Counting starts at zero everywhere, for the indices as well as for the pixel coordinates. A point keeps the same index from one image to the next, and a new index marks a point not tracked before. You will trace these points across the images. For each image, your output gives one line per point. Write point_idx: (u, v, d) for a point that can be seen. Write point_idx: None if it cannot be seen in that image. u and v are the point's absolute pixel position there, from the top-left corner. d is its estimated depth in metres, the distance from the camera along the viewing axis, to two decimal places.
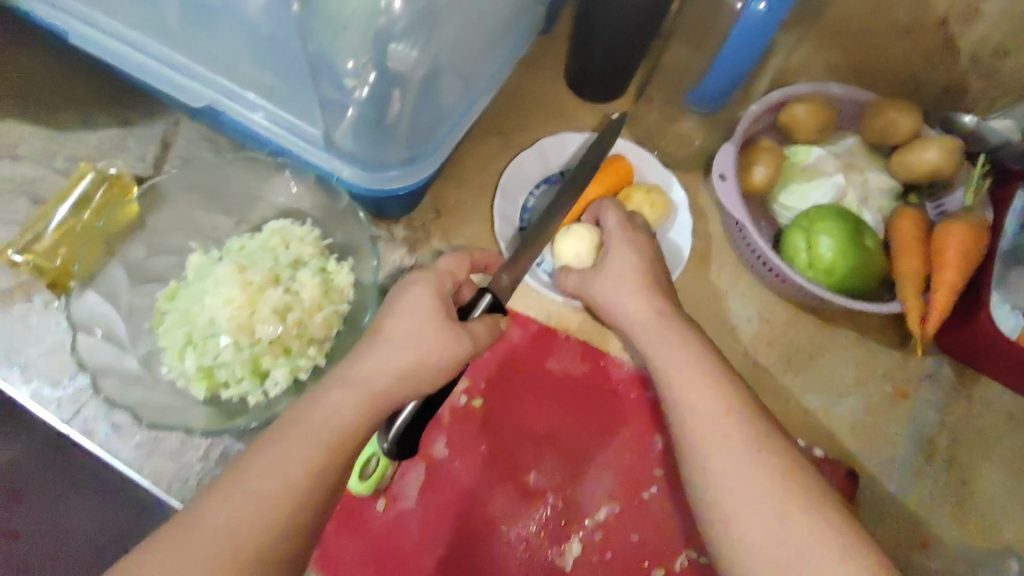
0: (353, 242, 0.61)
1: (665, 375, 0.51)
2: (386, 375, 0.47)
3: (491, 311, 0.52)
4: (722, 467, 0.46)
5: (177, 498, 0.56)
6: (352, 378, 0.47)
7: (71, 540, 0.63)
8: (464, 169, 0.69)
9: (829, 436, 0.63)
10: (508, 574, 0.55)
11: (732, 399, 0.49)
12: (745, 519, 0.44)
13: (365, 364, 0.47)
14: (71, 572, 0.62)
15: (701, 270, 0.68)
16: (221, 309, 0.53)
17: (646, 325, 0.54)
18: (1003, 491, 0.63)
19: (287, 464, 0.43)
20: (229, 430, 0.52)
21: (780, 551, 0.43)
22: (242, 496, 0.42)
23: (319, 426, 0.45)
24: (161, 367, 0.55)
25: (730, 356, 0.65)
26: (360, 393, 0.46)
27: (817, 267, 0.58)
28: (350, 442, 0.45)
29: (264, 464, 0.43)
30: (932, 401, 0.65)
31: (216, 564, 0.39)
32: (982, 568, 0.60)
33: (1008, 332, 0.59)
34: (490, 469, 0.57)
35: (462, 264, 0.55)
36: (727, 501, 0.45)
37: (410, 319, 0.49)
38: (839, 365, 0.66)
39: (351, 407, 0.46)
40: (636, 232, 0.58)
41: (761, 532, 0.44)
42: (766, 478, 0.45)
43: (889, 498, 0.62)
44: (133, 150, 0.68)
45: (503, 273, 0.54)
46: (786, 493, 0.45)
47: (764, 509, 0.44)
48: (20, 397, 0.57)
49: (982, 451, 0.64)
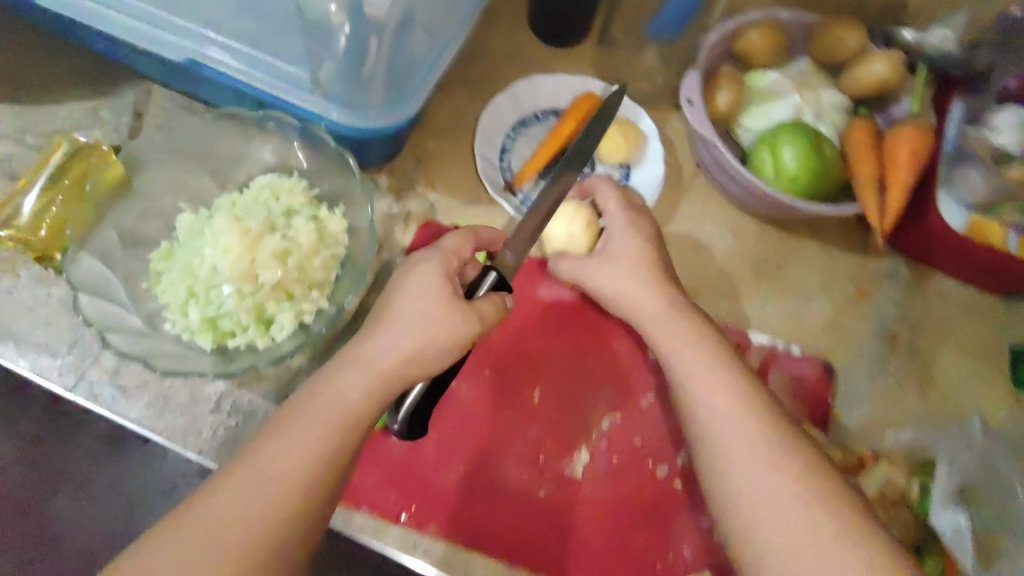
0: (342, 188, 0.63)
1: (677, 360, 0.54)
2: (394, 352, 0.48)
3: (496, 288, 0.54)
4: (730, 428, 0.49)
5: (193, 451, 0.56)
6: (362, 357, 0.49)
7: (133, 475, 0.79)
8: (441, 118, 0.71)
9: (804, 337, 0.67)
10: (523, 487, 0.57)
11: (753, 402, 0.50)
12: (767, 516, 0.45)
13: (374, 350, 0.49)
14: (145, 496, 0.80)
15: (675, 196, 0.71)
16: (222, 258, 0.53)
17: (649, 304, 0.56)
18: (962, 372, 0.68)
19: (306, 440, 0.45)
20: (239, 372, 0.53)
21: (804, 543, 0.43)
22: (258, 480, 0.43)
23: (334, 407, 0.46)
24: (164, 324, 0.56)
25: (709, 273, 0.69)
26: (370, 367, 0.48)
27: (783, 177, 0.62)
28: (363, 412, 0.47)
29: (280, 440, 0.45)
30: (894, 297, 0.70)
31: (234, 549, 0.40)
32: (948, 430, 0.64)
33: (956, 227, 0.65)
34: (496, 391, 0.61)
35: (467, 243, 0.56)
36: (750, 497, 0.46)
37: (420, 294, 0.51)
38: (808, 273, 0.70)
39: (362, 385, 0.47)
40: (636, 214, 0.61)
41: (783, 527, 0.44)
42: (787, 476, 0.46)
43: (864, 386, 0.66)
44: (107, 120, 0.67)
45: (508, 251, 0.56)
46: (808, 492, 0.45)
47: (786, 505, 0.45)
48: (21, 369, 0.57)
49: (940, 338, 0.69)
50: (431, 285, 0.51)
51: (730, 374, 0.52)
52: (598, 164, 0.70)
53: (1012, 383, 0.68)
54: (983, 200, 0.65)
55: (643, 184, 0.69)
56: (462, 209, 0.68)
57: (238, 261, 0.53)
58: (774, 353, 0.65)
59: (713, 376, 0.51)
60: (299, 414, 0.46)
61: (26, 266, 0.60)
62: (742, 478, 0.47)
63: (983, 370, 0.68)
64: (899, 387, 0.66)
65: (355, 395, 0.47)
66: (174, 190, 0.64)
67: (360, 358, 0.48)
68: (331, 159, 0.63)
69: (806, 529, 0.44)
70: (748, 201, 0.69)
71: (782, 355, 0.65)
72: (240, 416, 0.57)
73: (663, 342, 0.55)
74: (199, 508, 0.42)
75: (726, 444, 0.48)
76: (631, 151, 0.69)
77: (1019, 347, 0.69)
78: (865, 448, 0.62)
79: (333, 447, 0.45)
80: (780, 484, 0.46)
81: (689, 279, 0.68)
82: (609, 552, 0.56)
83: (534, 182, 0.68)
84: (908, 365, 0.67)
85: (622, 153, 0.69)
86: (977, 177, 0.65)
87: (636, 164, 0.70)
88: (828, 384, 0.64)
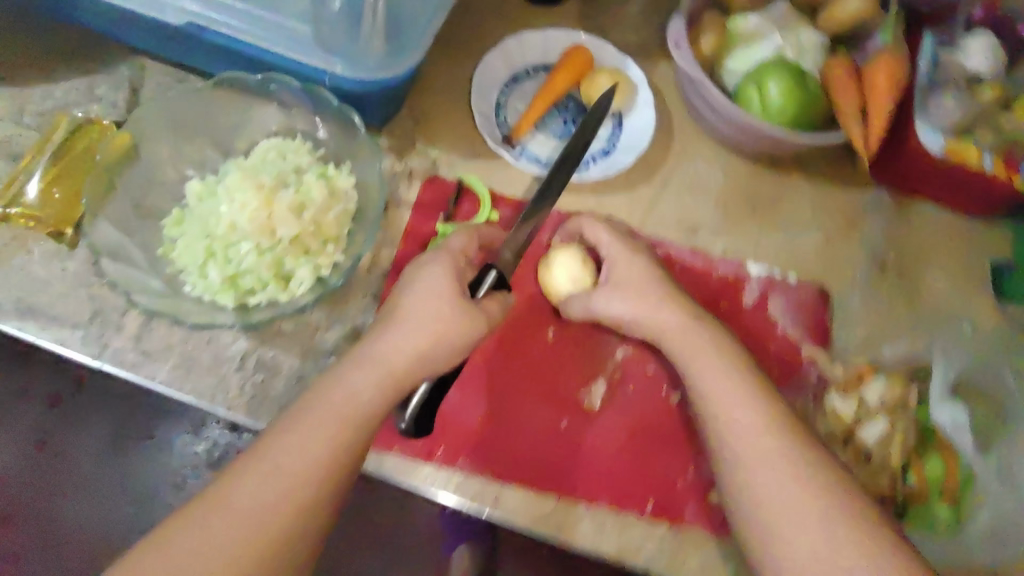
0: (347, 147, 0.64)
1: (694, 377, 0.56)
2: (407, 348, 0.51)
3: (497, 285, 0.57)
4: (742, 439, 0.51)
5: (223, 408, 0.58)
6: (376, 350, 0.51)
7: None
8: (435, 77, 0.72)
9: (799, 265, 0.70)
10: (546, 418, 0.63)
11: (757, 404, 0.53)
12: (773, 489, 0.49)
13: (388, 344, 0.51)
14: None
15: (667, 140, 0.73)
16: (240, 213, 0.56)
17: (648, 312, 0.60)
18: (949, 289, 0.70)
19: (325, 422, 0.47)
20: (266, 323, 0.55)
21: (803, 511, 0.47)
22: (270, 471, 0.45)
23: (351, 391, 0.49)
24: (184, 287, 0.57)
25: (703, 210, 0.71)
26: (382, 359, 0.50)
27: (770, 109, 0.65)
28: (380, 399, 0.49)
29: (298, 420, 0.47)
30: (880, 224, 0.72)
31: (249, 543, 0.43)
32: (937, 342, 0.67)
33: (933, 151, 0.67)
34: (512, 336, 0.65)
35: (471, 240, 0.58)
36: (756, 483, 0.49)
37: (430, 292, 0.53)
38: (799, 206, 0.72)
39: (378, 374, 0.50)
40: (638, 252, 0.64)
41: (786, 492, 0.48)
42: (787, 456, 0.50)
43: (857, 308, 0.68)
44: (103, 97, 0.66)
45: (504, 249, 0.59)
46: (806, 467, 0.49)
47: (788, 474, 0.49)
48: (43, 342, 0.58)
49: (925, 258, 0.71)
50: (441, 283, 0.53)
51: (733, 364, 0.56)
52: (591, 115, 0.72)
53: (995, 297, 0.70)
54: (958, 124, 0.66)
55: (637, 129, 0.70)
56: (463, 163, 0.69)
57: (257, 214, 0.55)
58: (771, 282, 0.68)
59: (719, 371, 0.55)
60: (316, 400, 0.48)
61: (37, 243, 0.60)
62: (740, 449, 0.51)
63: (967, 285, 0.71)
64: (891, 308, 0.69)
65: (370, 383, 0.49)
66: (177, 158, 0.64)
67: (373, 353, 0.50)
68: (335, 120, 0.64)
69: (802, 494, 0.48)
70: (738, 141, 0.72)
71: (779, 285, 0.68)
72: (266, 372, 0.59)
73: (670, 339, 0.59)
74: (218, 503, 0.44)
75: (743, 456, 0.51)
76: (623, 99, 0.71)
77: (1000, 262, 0.72)
78: (863, 364, 0.66)
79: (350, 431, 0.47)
80: (786, 481, 0.49)
81: (685, 217, 0.70)
82: (625, 472, 0.61)
83: (531, 135, 0.70)
84: (897, 286, 0.70)
85: (613, 103, 0.70)
86: (950, 103, 0.66)
87: (629, 111, 0.71)
88: (822, 309, 0.68)
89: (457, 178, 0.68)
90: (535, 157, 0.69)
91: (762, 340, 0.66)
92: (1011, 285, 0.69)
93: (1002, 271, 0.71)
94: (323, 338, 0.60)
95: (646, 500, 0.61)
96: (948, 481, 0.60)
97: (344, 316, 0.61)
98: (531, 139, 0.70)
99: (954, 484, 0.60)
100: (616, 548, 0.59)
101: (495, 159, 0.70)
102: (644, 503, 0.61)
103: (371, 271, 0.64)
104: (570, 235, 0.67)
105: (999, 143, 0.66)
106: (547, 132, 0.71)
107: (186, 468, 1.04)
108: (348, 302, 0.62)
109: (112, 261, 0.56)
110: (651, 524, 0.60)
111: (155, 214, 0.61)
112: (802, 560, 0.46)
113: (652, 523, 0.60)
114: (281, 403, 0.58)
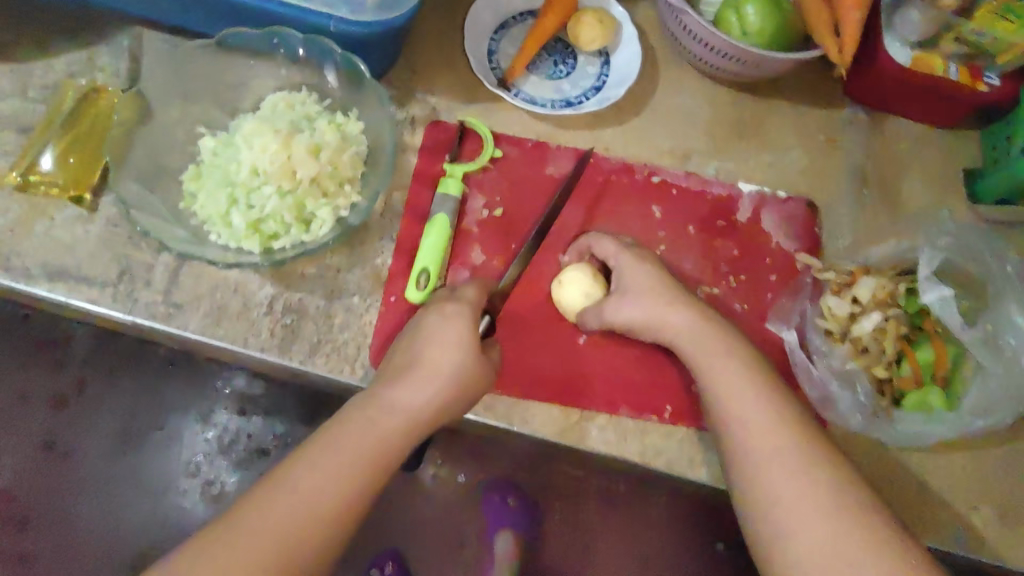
0: (353, 97, 0.67)
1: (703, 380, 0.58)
2: (425, 392, 0.54)
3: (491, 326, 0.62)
4: (750, 433, 0.54)
5: (257, 349, 0.61)
6: (392, 397, 0.54)
7: (173, 454, 0.84)
8: (427, 28, 0.73)
9: (787, 181, 0.73)
10: (560, 334, 0.66)
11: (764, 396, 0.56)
12: (779, 481, 0.51)
13: (408, 390, 0.54)
14: (175, 475, 0.84)
15: (654, 72, 0.75)
16: (261, 156, 0.59)
17: (659, 315, 0.61)
18: (926, 195, 0.74)
19: (342, 455, 0.50)
20: (293, 258, 0.58)
21: (804, 501, 0.50)
22: (293, 497, 0.47)
23: (366, 429, 0.51)
24: (210, 236, 0.61)
25: (693, 138, 0.74)
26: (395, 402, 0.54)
27: (750, 32, 0.68)
28: (402, 436, 0.53)
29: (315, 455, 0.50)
30: (859, 140, 0.75)
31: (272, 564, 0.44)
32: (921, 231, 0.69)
33: (903, 63, 0.70)
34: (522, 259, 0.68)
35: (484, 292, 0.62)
36: (763, 473, 0.52)
37: (440, 342, 0.56)
38: (782, 126, 0.75)
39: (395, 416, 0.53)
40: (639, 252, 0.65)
41: (792, 485, 0.51)
42: (794, 449, 0.52)
43: (843, 219, 0.72)
44: (105, 66, 0.67)
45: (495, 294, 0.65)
46: (809, 455, 0.52)
47: (793, 466, 0.52)
48: (74, 302, 0.61)
49: (903, 167, 0.75)
50: (449, 331, 0.57)
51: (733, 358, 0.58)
52: (580, 55, 0.74)
53: (968, 201, 0.74)
54: (925, 37, 0.70)
55: (624, 65, 0.73)
56: (463, 107, 0.72)
57: (277, 158, 0.59)
58: (762, 198, 0.72)
59: (729, 376, 0.57)
60: (330, 436, 0.51)
61: (58, 209, 0.63)
62: (749, 448, 0.54)
63: (943, 189, 0.74)
64: (874, 214, 0.73)
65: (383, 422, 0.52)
66: (184, 119, 0.66)
67: (385, 399, 0.54)
68: (340, 72, 0.66)
69: (805, 483, 0.51)
70: (725, 73, 0.74)
71: (770, 199, 0.72)
72: (293, 314, 0.63)
73: (681, 339, 0.60)
74: (243, 524, 0.46)
75: (752, 446, 0.54)
76: (607, 36, 0.72)
77: (971, 169, 0.75)
78: (854, 266, 0.69)
79: (363, 461, 0.50)
80: (795, 471, 0.51)
81: (678, 144, 0.73)
82: (642, 382, 0.65)
83: (524, 78, 0.73)
84: (880, 195, 0.73)
85: (599, 44, 0.72)
86: (915, 15, 0.68)
87: (615, 49, 0.74)
88: (812, 219, 0.72)
89: (457, 122, 0.70)
90: (529, 98, 0.72)
91: (757, 251, 0.70)
92: (983, 188, 0.73)
93: (973, 176, 0.74)
94: (345, 280, 0.64)
95: (663, 406, 0.65)
96: (939, 366, 0.65)
97: (363, 257, 0.65)
98: (523, 82, 0.73)
99: (944, 368, 0.65)
100: (637, 451, 0.63)
101: (492, 101, 0.72)
102: (662, 408, 0.65)
103: (385, 215, 0.67)
104: (578, 253, 0.67)
105: (965, 52, 0.70)
106: (539, 74, 0.73)
107: (198, 458, 0.85)
108: (365, 244, 0.65)
109: (140, 212, 0.59)
110: (669, 426, 0.64)
111: (173, 173, 0.64)
112: (810, 548, 0.48)
113: (671, 426, 0.64)
114: (311, 341, 0.62)
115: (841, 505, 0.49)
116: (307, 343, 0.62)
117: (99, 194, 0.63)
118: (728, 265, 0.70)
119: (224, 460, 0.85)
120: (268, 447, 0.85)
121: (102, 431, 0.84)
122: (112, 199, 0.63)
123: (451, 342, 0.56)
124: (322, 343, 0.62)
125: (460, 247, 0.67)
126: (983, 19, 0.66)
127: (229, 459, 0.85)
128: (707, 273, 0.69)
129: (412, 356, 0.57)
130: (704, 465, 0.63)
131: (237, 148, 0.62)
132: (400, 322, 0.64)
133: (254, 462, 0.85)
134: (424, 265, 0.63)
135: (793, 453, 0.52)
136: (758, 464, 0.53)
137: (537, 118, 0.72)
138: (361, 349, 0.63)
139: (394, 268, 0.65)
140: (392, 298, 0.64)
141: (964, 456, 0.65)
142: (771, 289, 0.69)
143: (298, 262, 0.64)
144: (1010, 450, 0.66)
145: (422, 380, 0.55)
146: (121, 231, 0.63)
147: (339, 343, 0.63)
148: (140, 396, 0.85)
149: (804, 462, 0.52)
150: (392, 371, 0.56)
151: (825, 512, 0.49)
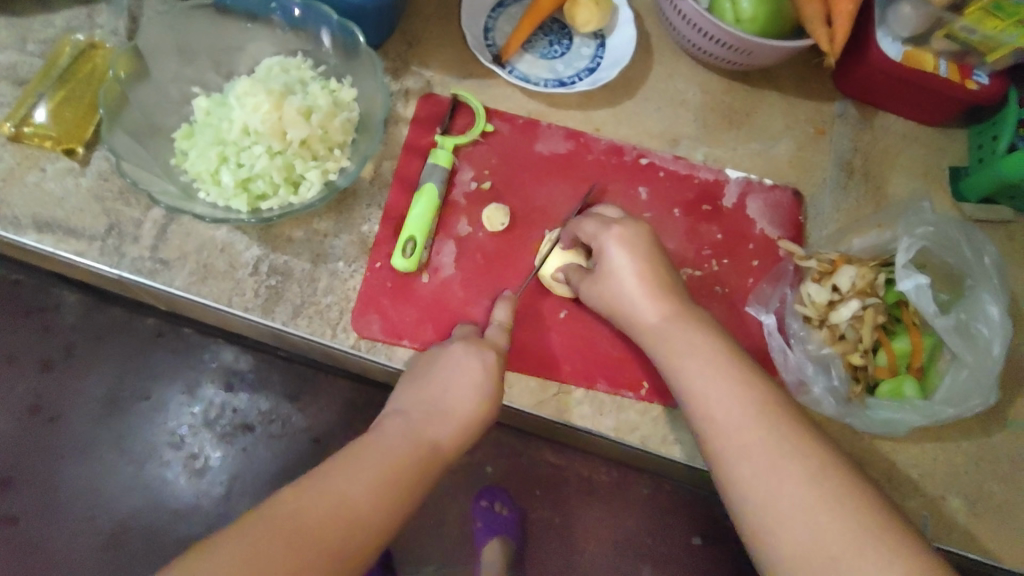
0: (347, 64, 0.68)
1: (681, 369, 0.55)
2: (422, 401, 0.56)
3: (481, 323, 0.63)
4: (730, 416, 0.52)
5: (240, 308, 0.62)
6: (421, 425, 0.54)
7: (153, 425, 0.92)
8: (425, 3, 0.74)
9: (775, 171, 0.74)
10: (543, 311, 0.66)
11: (746, 377, 0.54)
12: (761, 474, 0.50)
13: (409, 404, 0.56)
14: (154, 444, 0.92)
15: (646, 59, 0.76)
16: (252, 116, 0.60)
17: (636, 295, 0.59)
18: (909, 190, 0.74)
19: (379, 477, 0.49)
20: (278, 216, 0.59)
21: (771, 492, 0.49)
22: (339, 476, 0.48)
23: (376, 470, 0.49)
24: (199, 193, 0.62)
25: (682, 123, 0.75)
26: (398, 450, 0.51)
27: (744, 19, 0.69)
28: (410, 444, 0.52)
29: (307, 504, 0.46)
30: (847, 133, 0.76)
31: (329, 520, 0.46)
32: (903, 213, 0.69)
33: (893, 58, 0.71)
34: (506, 234, 0.68)
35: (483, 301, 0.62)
36: (744, 460, 0.51)
37: (451, 394, 0.56)
38: (771, 116, 0.76)
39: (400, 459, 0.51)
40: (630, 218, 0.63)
41: (766, 480, 0.49)
42: (770, 437, 0.51)
43: (827, 208, 0.73)
44: (104, 24, 0.68)
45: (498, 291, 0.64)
46: (783, 442, 0.50)
47: (776, 460, 0.50)
48: (62, 252, 0.62)
49: (887, 163, 0.75)
50: (471, 371, 0.57)
51: (703, 327, 0.57)
52: (575, 36, 0.75)
53: (953, 197, 0.75)
54: (916, 33, 0.71)
55: (618, 49, 0.74)
56: (457, 82, 0.72)
57: (268, 118, 0.60)
58: (748, 184, 0.72)
59: (704, 357, 0.55)
60: (345, 474, 0.48)
61: (49, 162, 0.63)
62: (724, 442, 0.52)
63: (926, 185, 0.75)
64: (856, 208, 0.73)
65: (394, 462, 0.50)
66: (179, 79, 0.67)
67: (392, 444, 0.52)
68: (336, 39, 0.67)
69: (784, 472, 0.49)
70: (722, 62, 0.74)
71: (756, 186, 0.72)
72: (279, 276, 0.63)
73: (655, 327, 0.58)
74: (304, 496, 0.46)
75: (728, 430, 0.52)
76: (603, 20, 0.72)
77: (957, 167, 0.76)
78: (836, 254, 0.69)
79: (375, 515, 0.47)
80: (774, 462, 0.50)
81: (667, 129, 0.74)
82: (619, 358, 0.66)
83: (519, 57, 0.74)
84: (864, 187, 0.74)
85: (595, 26, 0.72)
86: (907, 10, 0.69)
87: (610, 32, 0.75)
88: (797, 207, 0.72)
89: (451, 95, 0.71)
90: (522, 76, 0.73)
91: (740, 236, 0.71)
92: (967, 186, 0.73)
93: (959, 173, 0.75)
94: (331, 245, 0.65)
95: (640, 382, 0.65)
96: (914, 357, 0.66)
97: (349, 223, 0.66)
98: (519, 59, 0.73)
99: (919, 360, 0.66)
100: (610, 426, 0.64)
101: (486, 78, 0.73)
102: (638, 385, 0.65)
103: (374, 182, 0.67)
104: (572, 238, 0.65)
105: (955, 50, 0.71)
106: (535, 53, 0.74)
107: (182, 430, 0.92)
108: (352, 211, 0.66)
109: (132, 165, 0.60)
110: (644, 404, 0.65)
111: (166, 131, 0.65)
112: (795, 547, 0.47)
113: (646, 403, 0.65)
114: (294, 303, 0.63)
115: (814, 499, 0.48)
116: (290, 306, 0.63)
117: (91, 148, 0.64)
118: (711, 249, 0.70)
119: (208, 434, 0.92)
120: (253, 423, 0.94)
121: (91, 395, 0.92)
122: (103, 154, 0.64)
123: (459, 388, 0.57)
124: (305, 306, 0.63)
125: (447, 218, 0.68)
126: (972, 16, 0.66)
127: (213, 433, 0.92)
128: (689, 256, 0.70)
129: (432, 394, 0.56)
130: (676, 443, 0.64)
131: (230, 108, 0.63)
132: (383, 288, 0.64)
133: (237, 437, 0.93)
134: (411, 233, 0.64)
135: (766, 433, 0.51)
136: (725, 451, 0.51)
137: (530, 95, 0.73)
138: (343, 313, 0.63)
139: (380, 235, 0.65)
140: (377, 265, 0.65)
141: (935, 449, 0.66)
142: (753, 275, 0.70)
143: (286, 224, 0.64)
144: (980, 444, 0.66)
145: (444, 421, 0.55)
146: (111, 186, 0.64)
147: (322, 307, 0.63)
148: (127, 363, 0.93)
149: (782, 454, 0.50)
150: (418, 403, 0.56)
151: (795, 500, 0.48)
